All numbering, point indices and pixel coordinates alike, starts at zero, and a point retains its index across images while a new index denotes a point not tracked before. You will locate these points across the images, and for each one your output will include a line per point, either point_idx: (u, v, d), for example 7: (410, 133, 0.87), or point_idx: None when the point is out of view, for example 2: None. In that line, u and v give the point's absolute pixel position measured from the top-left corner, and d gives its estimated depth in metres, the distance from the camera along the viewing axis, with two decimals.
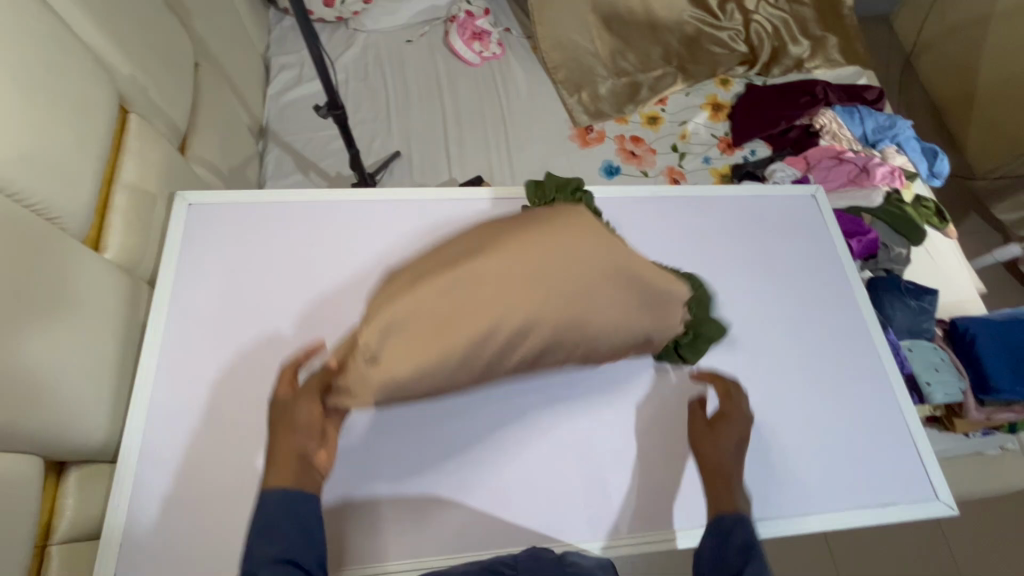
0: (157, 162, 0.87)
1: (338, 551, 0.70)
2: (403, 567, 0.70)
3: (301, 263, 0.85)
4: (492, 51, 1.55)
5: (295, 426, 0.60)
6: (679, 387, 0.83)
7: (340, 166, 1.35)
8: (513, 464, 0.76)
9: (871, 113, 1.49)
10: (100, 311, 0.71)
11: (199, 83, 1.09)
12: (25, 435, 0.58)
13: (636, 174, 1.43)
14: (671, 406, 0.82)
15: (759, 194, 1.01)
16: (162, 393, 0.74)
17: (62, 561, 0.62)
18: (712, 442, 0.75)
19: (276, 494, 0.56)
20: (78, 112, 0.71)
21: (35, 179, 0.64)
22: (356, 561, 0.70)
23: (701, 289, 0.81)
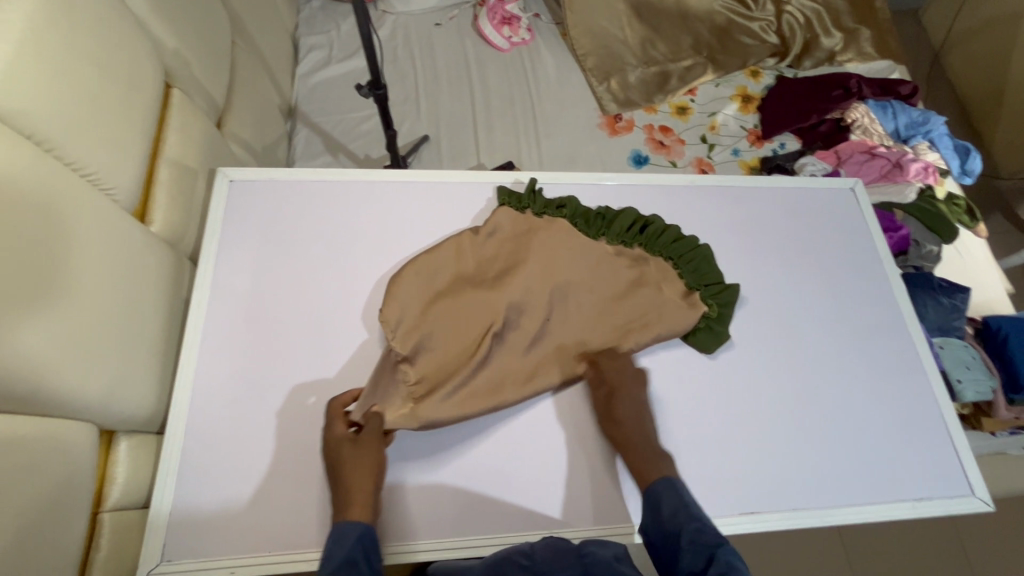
0: (198, 137, 0.87)
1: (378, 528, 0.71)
2: (443, 546, 0.71)
3: (342, 242, 0.85)
4: (521, 37, 1.54)
5: (365, 469, 0.66)
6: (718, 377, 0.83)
7: (369, 149, 1.35)
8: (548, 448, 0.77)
9: (904, 108, 1.47)
10: (148, 284, 0.72)
11: (235, 60, 1.09)
12: (82, 402, 0.59)
13: (665, 164, 1.42)
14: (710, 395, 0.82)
15: (796, 185, 1.00)
16: (207, 366, 0.74)
17: (114, 528, 0.63)
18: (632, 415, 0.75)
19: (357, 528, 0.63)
20: (128, 84, 0.71)
21: (89, 149, 0.64)
22: (395, 538, 0.71)
23: (701, 261, 0.86)
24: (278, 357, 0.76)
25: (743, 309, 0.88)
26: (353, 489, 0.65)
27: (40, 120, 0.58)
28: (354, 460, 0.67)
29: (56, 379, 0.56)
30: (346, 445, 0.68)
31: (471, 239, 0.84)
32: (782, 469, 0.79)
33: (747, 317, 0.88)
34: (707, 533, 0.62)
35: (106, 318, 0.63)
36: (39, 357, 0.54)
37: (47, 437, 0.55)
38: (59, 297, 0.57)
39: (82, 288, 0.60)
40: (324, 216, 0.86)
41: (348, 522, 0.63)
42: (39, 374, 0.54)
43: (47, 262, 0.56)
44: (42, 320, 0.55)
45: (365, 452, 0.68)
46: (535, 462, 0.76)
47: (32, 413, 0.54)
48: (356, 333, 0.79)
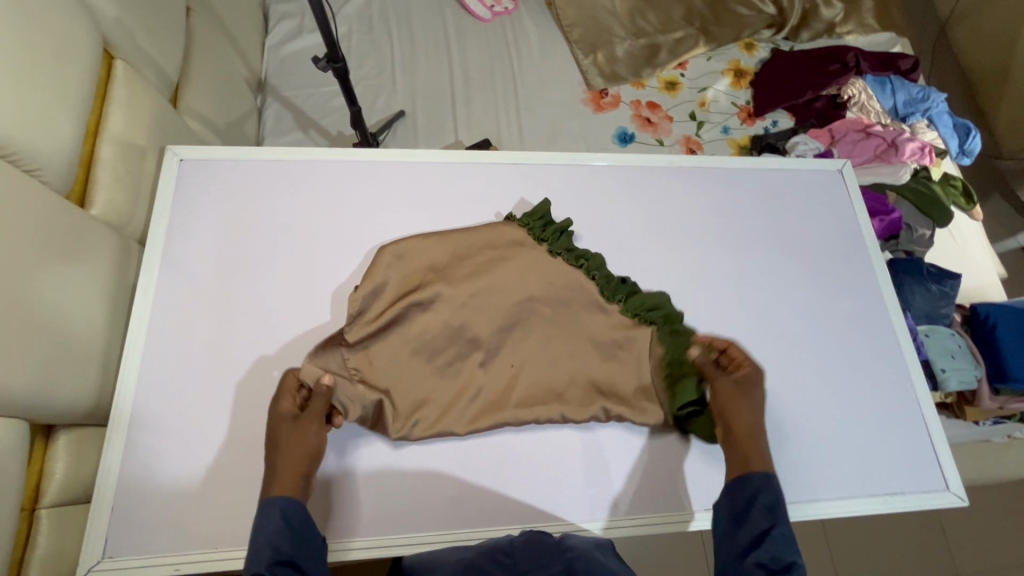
0: (146, 113, 0.82)
1: (332, 521, 0.68)
2: (403, 541, 0.68)
3: (298, 226, 0.81)
4: (503, 7, 1.47)
5: (308, 451, 0.63)
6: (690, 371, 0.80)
7: (341, 125, 1.29)
8: (512, 438, 0.74)
9: (904, 84, 1.40)
10: (87, 271, 0.68)
11: (193, 30, 1.03)
12: (12, 401, 0.56)
13: (651, 142, 1.36)
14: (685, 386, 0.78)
15: (782, 167, 0.95)
16: (154, 354, 0.71)
17: (52, 526, 0.61)
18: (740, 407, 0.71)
19: (277, 502, 0.60)
20: (58, 56, 0.66)
21: (13, 129, 0.59)
22: (351, 533, 0.68)
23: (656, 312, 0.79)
24: (229, 347, 0.73)
25: (720, 298, 0.85)
26: (292, 451, 0.63)
27: None
28: (290, 431, 0.64)
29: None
30: (288, 422, 0.65)
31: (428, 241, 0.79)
32: None
33: (723, 306, 0.84)
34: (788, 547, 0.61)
35: (36, 310, 0.59)
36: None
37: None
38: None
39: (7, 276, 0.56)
40: (280, 198, 0.82)
41: (275, 498, 0.60)
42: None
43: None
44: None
45: (307, 438, 0.64)
46: (500, 455, 0.73)
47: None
48: (314, 323, 0.76)
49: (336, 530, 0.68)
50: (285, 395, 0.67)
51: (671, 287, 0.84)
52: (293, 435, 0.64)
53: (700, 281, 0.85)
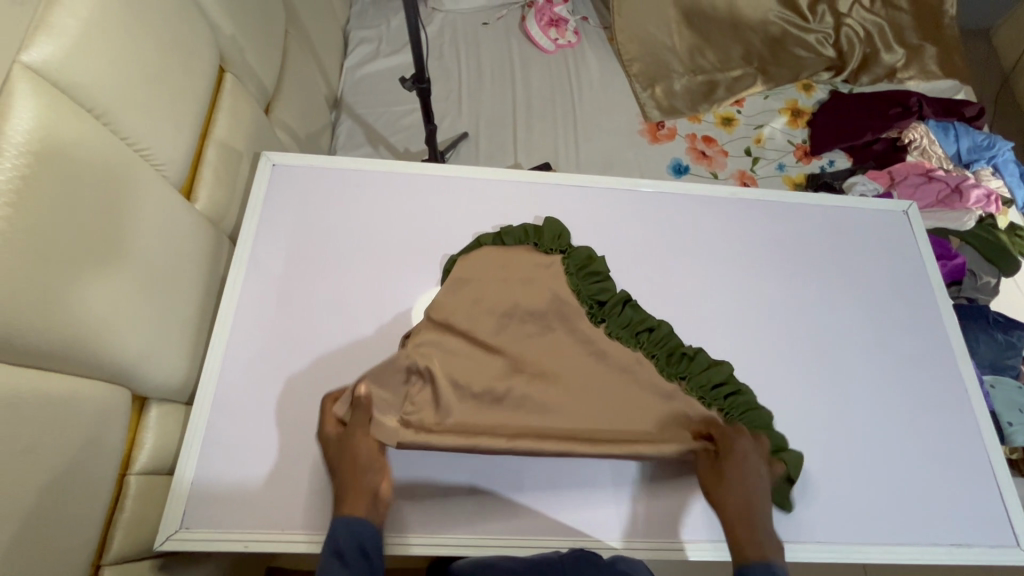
0: (246, 120, 0.89)
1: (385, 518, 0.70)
2: (456, 543, 0.69)
3: (375, 231, 0.86)
4: (567, 39, 1.54)
5: (361, 468, 0.66)
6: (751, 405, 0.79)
7: (408, 142, 1.37)
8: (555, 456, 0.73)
9: (968, 131, 1.39)
10: (187, 258, 0.74)
11: (287, 50, 1.12)
12: (115, 369, 0.61)
13: (706, 175, 1.38)
14: None
15: (846, 205, 0.96)
16: (238, 340, 0.76)
17: (138, 492, 0.65)
18: (724, 489, 0.67)
19: (343, 519, 0.63)
20: (188, 66, 0.73)
21: (147, 128, 0.65)
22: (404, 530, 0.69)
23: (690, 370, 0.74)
24: (304, 338, 0.78)
25: (779, 329, 0.85)
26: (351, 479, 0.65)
27: (95, 89, 0.58)
28: (345, 448, 0.67)
29: (82, 344, 0.56)
30: (332, 440, 0.69)
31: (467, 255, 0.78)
32: (808, 495, 0.75)
33: (780, 338, 0.84)
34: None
35: (136, 293, 0.63)
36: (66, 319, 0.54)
37: (71, 401, 0.55)
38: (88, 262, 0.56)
39: (113, 257, 0.60)
40: (359, 205, 0.87)
41: (343, 517, 0.63)
42: (67, 336, 0.54)
43: (86, 227, 0.56)
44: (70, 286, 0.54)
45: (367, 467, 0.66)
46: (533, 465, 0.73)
47: (55, 372, 0.54)
48: (383, 323, 0.80)
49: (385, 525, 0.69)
50: (332, 410, 0.70)
51: (728, 315, 0.85)
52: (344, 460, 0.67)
53: (757, 312, 0.86)
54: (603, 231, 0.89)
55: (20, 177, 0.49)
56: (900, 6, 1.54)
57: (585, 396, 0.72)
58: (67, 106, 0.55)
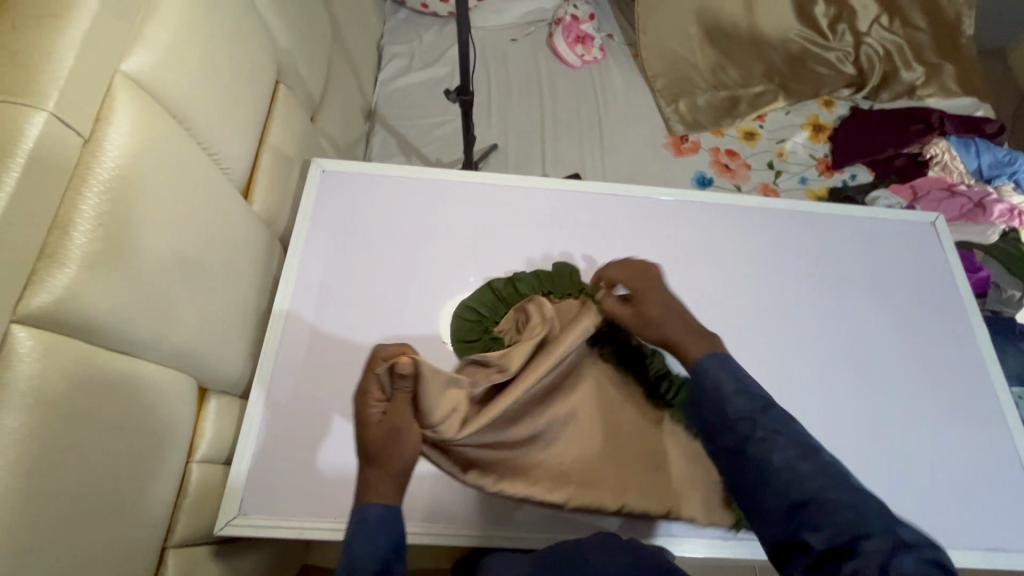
0: (296, 129, 0.94)
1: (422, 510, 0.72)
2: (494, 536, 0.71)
3: (421, 236, 0.89)
4: (593, 55, 1.58)
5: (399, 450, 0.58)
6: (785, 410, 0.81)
7: (440, 152, 1.41)
8: None
9: (989, 147, 1.41)
10: (246, 258, 0.77)
11: (331, 63, 1.18)
12: (185, 359, 0.64)
13: (729, 188, 1.41)
14: None
15: (875, 216, 0.98)
16: (291, 336, 0.80)
17: (200, 479, 0.67)
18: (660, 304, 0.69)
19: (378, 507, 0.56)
20: (253, 76, 0.77)
21: (218, 134, 0.69)
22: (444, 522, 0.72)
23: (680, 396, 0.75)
24: (353, 337, 0.81)
25: (810, 336, 0.87)
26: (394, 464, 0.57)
27: (180, 96, 0.63)
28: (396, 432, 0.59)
29: (161, 334, 0.59)
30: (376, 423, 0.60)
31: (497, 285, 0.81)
32: None
33: (812, 345, 0.86)
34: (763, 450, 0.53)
35: (205, 289, 0.67)
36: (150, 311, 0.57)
37: (149, 388, 0.58)
38: (168, 258, 0.60)
39: (188, 254, 0.63)
40: (404, 211, 0.91)
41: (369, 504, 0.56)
42: (149, 327, 0.57)
43: (168, 225, 0.60)
44: (154, 279, 0.58)
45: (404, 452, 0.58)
46: None
47: (136, 360, 0.58)
48: (428, 323, 0.83)
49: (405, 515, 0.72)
50: (377, 366, 0.62)
51: (760, 321, 0.87)
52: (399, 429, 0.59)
53: (788, 318, 0.88)
54: (637, 238, 0.92)
55: (119, 176, 0.53)
56: (919, 26, 1.58)
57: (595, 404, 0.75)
58: (157, 113, 0.59)
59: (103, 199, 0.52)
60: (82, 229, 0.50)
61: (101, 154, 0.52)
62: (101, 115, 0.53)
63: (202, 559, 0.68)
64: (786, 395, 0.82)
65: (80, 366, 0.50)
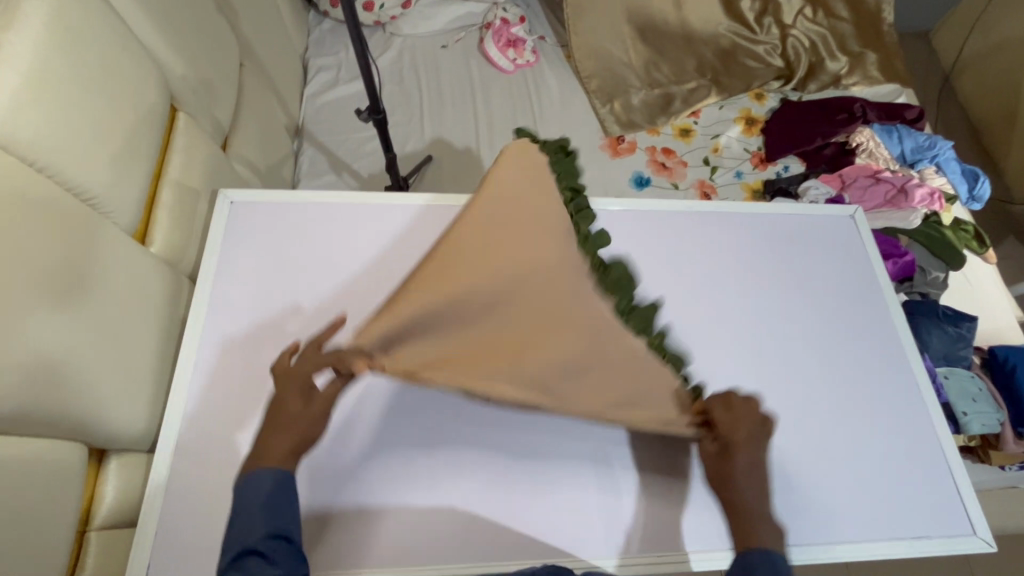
0: (200, 159, 0.89)
1: (342, 555, 0.69)
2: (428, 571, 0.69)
3: (337, 265, 0.86)
4: (525, 59, 1.56)
5: (291, 417, 0.59)
6: None
7: (373, 167, 1.37)
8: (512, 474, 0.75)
9: (911, 132, 1.45)
10: (144, 305, 0.73)
11: (243, 83, 1.12)
12: (67, 424, 0.59)
13: (667, 186, 1.42)
14: None
15: (798, 213, 0.99)
16: (201, 381, 0.75)
17: (99, 547, 0.64)
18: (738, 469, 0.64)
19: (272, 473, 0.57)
20: (135, 109, 0.72)
21: (93, 177, 0.64)
22: (378, 563, 0.69)
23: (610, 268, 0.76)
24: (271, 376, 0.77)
25: (738, 340, 0.87)
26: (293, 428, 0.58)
27: (37, 143, 0.58)
28: (297, 415, 0.59)
29: (28, 406, 0.54)
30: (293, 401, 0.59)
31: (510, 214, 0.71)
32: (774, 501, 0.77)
33: (741, 346, 0.87)
34: None
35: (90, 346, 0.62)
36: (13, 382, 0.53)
37: (19, 466, 0.54)
38: (34, 322, 0.55)
39: (58, 313, 0.58)
40: (319, 239, 0.87)
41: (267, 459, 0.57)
42: (13, 399, 0.53)
43: (23, 288, 0.55)
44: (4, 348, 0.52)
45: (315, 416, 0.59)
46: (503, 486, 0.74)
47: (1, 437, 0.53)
48: None
49: (347, 560, 0.69)
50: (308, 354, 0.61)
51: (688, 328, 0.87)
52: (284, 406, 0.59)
53: (715, 322, 0.88)
54: None
55: None
56: (841, 15, 1.62)
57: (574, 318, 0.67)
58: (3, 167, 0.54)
59: None
60: None
61: None
62: None
63: None
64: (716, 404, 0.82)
65: None
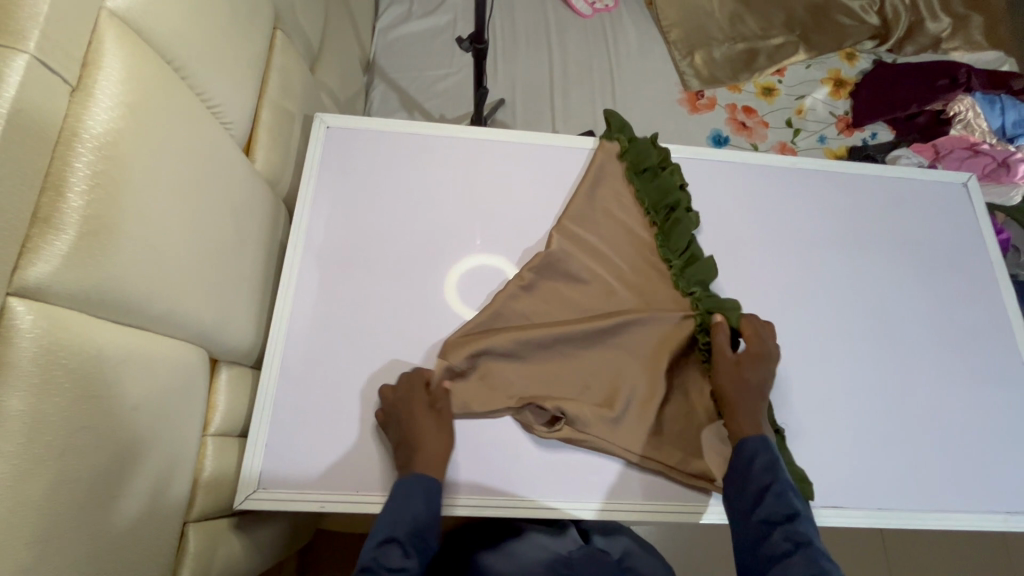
0: (296, 81, 0.87)
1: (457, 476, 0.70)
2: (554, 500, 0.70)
3: (432, 200, 0.84)
4: (604, 4, 1.49)
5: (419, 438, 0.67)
6: (814, 383, 0.79)
7: (445, 108, 1.34)
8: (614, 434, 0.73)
9: (1015, 104, 1.35)
10: (251, 221, 0.72)
11: (327, 8, 1.09)
12: (194, 330, 0.60)
13: (746, 146, 1.36)
14: (813, 388, 0.79)
15: (906, 176, 0.94)
16: (303, 302, 0.76)
17: (216, 452, 0.66)
18: (734, 381, 0.70)
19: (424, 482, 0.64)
20: (249, 18, 0.70)
21: (216, 83, 0.63)
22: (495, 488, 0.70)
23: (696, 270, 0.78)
24: (369, 306, 0.77)
25: (837, 303, 0.84)
26: (432, 455, 0.66)
27: (172, 39, 0.56)
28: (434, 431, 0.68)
29: (166, 309, 0.55)
30: (423, 428, 0.67)
31: (574, 208, 0.83)
32: (869, 465, 0.76)
33: (840, 311, 0.84)
34: (790, 502, 0.61)
35: (208, 257, 0.62)
36: (156, 282, 0.53)
37: (160, 362, 0.55)
38: (172, 232, 0.55)
39: (189, 219, 0.58)
40: (414, 172, 0.86)
41: (416, 477, 0.64)
42: (157, 300, 0.53)
43: (165, 191, 0.54)
44: (154, 250, 0.52)
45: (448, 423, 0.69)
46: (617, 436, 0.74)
47: (145, 334, 0.54)
48: (444, 289, 0.79)
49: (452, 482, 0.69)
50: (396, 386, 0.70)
51: (786, 288, 0.84)
52: (414, 397, 0.69)
53: (816, 284, 0.85)
54: None
55: (113, 130, 0.48)
56: None
57: (661, 285, 0.80)
58: (148, 57, 0.52)
59: (99, 154, 0.46)
60: (77, 189, 0.45)
61: (91, 103, 0.47)
62: (89, 60, 0.47)
63: (222, 533, 0.66)
64: (815, 365, 0.80)
65: (85, 343, 0.46)
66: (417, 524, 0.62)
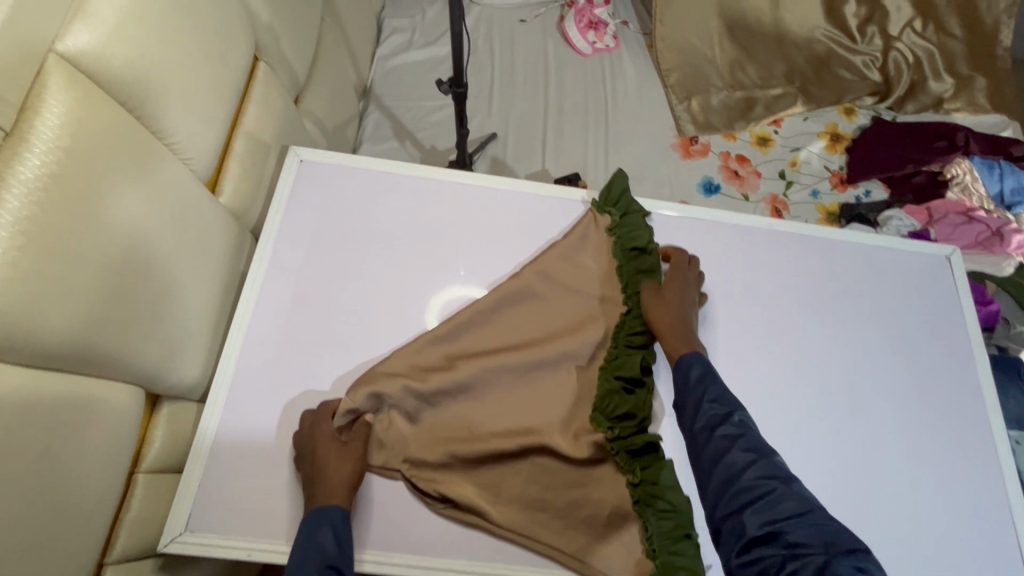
0: (275, 112, 0.87)
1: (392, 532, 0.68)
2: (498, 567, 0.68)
3: (396, 240, 0.83)
4: (605, 43, 1.50)
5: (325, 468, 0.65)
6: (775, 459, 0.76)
7: (436, 139, 1.34)
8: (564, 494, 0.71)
9: (1015, 170, 1.32)
10: (209, 255, 0.72)
11: (321, 37, 1.10)
12: (131, 368, 0.59)
13: (736, 196, 1.35)
14: None
15: (886, 245, 0.92)
16: (254, 338, 0.75)
17: (145, 490, 0.64)
18: (663, 307, 0.74)
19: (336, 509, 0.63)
20: (223, 55, 0.71)
21: (178, 121, 0.63)
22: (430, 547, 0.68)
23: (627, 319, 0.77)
24: (320, 346, 0.76)
25: (804, 374, 0.82)
26: (336, 484, 0.64)
27: (129, 81, 0.56)
28: (338, 460, 0.66)
29: (100, 350, 0.54)
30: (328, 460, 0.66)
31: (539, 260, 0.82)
32: None
33: (806, 383, 0.81)
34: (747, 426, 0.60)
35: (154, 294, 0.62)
36: (90, 324, 0.52)
37: (87, 403, 0.54)
38: (115, 272, 0.55)
39: (136, 258, 0.58)
40: (383, 210, 0.85)
41: (320, 509, 0.62)
42: (90, 342, 0.53)
43: (108, 231, 0.54)
44: (91, 293, 0.52)
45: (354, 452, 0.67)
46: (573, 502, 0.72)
47: (74, 375, 0.53)
48: (398, 333, 0.78)
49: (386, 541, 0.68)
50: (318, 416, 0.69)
51: (753, 355, 0.82)
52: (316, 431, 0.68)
53: (784, 353, 0.83)
54: None
55: (49, 175, 0.48)
56: (954, 32, 1.48)
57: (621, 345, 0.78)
58: (97, 99, 0.53)
59: (29, 199, 0.46)
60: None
61: (25, 147, 0.47)
62: (29, 104, 0.48)
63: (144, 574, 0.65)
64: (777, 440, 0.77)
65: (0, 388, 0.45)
66: (325, 551, 0.59)
